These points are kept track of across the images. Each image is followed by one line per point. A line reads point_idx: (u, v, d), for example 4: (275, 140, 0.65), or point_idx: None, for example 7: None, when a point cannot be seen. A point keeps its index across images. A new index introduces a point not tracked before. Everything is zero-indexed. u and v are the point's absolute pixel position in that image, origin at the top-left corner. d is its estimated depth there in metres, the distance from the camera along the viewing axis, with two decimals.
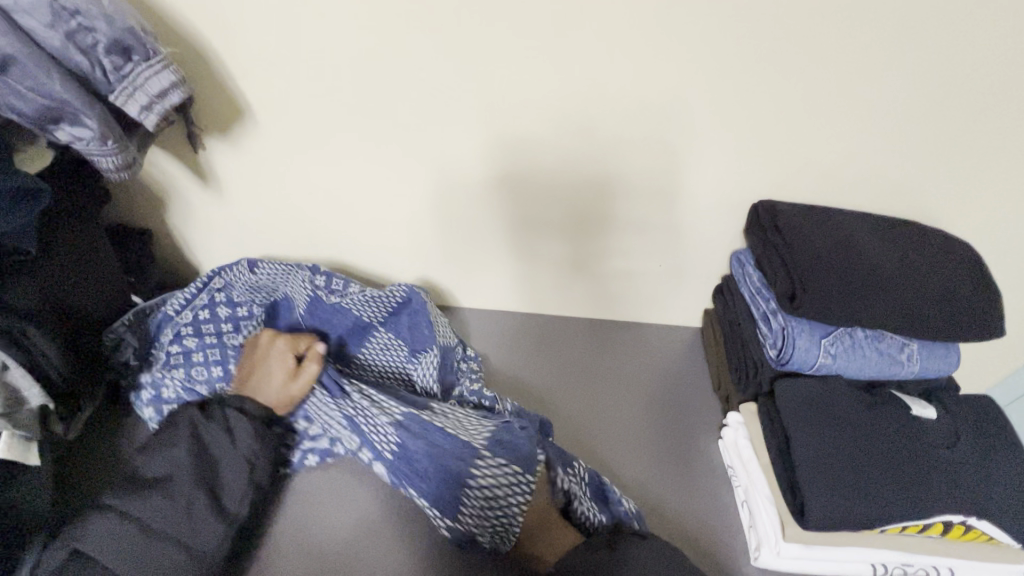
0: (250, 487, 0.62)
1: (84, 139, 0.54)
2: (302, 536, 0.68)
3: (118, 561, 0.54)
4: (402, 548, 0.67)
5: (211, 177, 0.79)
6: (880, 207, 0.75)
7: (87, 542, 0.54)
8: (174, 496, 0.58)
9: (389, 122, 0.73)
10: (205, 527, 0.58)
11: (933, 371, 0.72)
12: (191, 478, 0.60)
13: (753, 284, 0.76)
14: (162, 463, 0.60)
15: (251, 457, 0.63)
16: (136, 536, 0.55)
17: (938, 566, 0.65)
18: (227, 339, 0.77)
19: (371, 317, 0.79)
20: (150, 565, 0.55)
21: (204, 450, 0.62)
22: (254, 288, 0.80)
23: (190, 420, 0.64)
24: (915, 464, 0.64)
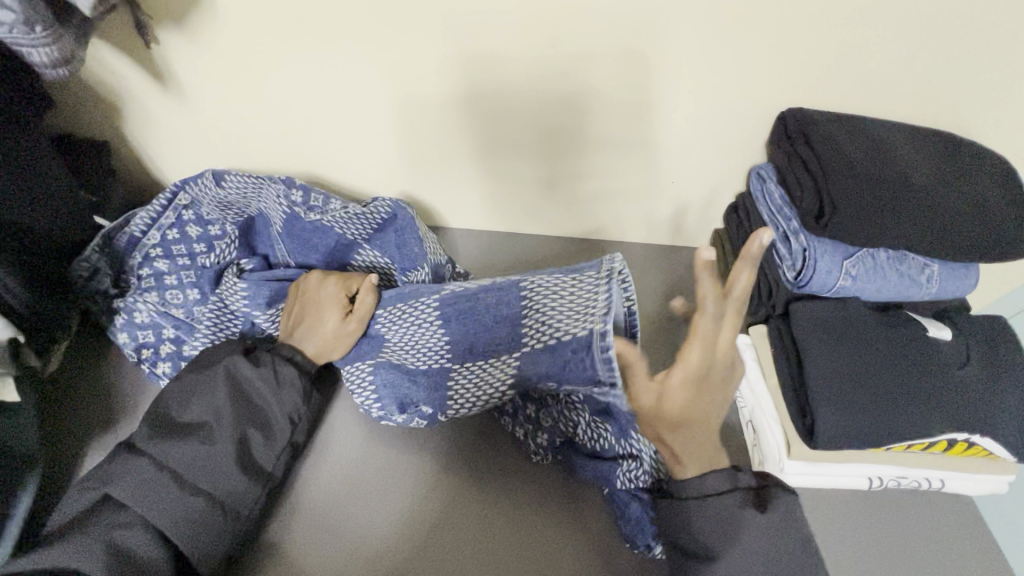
0: (286, 445, 0.59)
1: (5, 25, 0.44)
2: (294, 495, 0.64)
3: (149, 509, 0.51)
4: (400, 494, 0.64)
5: (169, 80, 0.69)
6: (920, 118, 0.69)
7: (116, 487, 0.51)
8: (206, 442, 0.54)
9: (374, 13, 0.63)
10: (234, 481, 0.54)
11: (951, 291, 0.70)
12: (230, 426, 0.55)
13: (774, 202, 0.71)
14: (200, 408, 0.56)
15: (295, 408, 0.60)
16: (169, 483, 0.52)
17: (931, 478, 0.68)
18: (201, 260, 0.71)
19: (355, 235, 0.70)
20: (175, 515, 0.51)
21: (243, 394, 0.57)
22: (224, 205, 0.72)
23: (228, 364, 0.58)
24: (926, 382, 0.64)
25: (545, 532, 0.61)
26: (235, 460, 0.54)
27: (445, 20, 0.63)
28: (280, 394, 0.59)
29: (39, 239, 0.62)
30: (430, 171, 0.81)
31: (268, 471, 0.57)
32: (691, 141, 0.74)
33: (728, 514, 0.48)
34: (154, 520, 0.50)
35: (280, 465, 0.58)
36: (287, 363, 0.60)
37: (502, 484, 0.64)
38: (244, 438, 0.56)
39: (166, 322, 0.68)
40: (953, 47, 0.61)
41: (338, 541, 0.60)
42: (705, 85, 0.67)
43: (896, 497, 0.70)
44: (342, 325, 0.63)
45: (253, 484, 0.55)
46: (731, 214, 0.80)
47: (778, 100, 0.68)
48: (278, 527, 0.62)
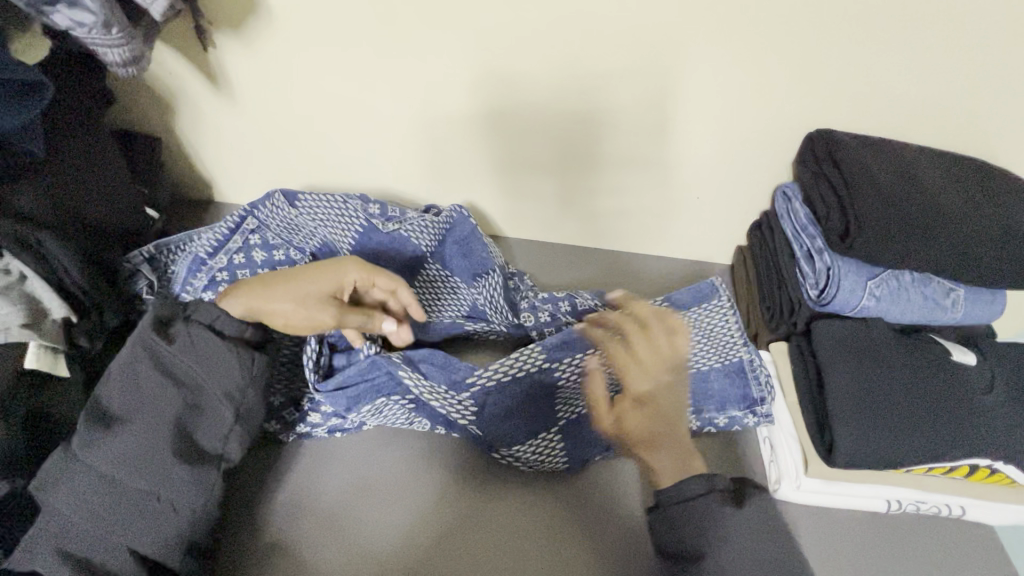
0: (234, 425, 0.57)
1: (87, 26, 0.48)
2: (304, 500, 0.66)
3: (99, 513, 0.51)
4: (407, 504, 0.65)
5: (221, 81, 0.72)
6: (953, 145, 0.68)
7: (53, 495, 0.50)
8: (139, 435, 0.52)
9: (418, 26, 0.65)
10: (179, 479, 0.53)
11: (976, 317, 0.70)
12: (163, 413, 0.53)
13: (798, 221, 0.71)
14: (125, 402, 0.53)
15: (235, 388, 0.56)
16: (110, 483, 0.51)
17: (950, 504, 0.67)
18: None
19: (427, 244, 0.73)
20: (132, 515, 0.51)
21: (170, 375, 0.55)
22: (292, 225, 0.73)
23: (148, 345, 0.54)
24: (948, 406, 0.64)
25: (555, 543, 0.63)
26: (173, 450, 0.53)
27: (486, 34, 0.65)
28: (210, 369, 0.55)
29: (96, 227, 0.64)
30: (459, 178, 0.83)
31: (219, 452, 0.56)
32: (720, 159, 0.74)
33: (704, 516, 0.48)
34: (109, 528, 0.51)
35: (231, 447, 0.57)
36: (208, 332, 0.56)
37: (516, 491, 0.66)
38: (184, 423, 0.54)
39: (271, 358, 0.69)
40: (988, 75, 0.61)
41: (349, 539, 0.63)
42: (737, 106, 0.68)
43: (913, 521, 0.69)
44: (294, 298, 0.60)
45: (201, 472, 0.54)
46: (754, 232, 0.81)
47: (810, 120, 0.69)
48: (291, 526, 0.64)
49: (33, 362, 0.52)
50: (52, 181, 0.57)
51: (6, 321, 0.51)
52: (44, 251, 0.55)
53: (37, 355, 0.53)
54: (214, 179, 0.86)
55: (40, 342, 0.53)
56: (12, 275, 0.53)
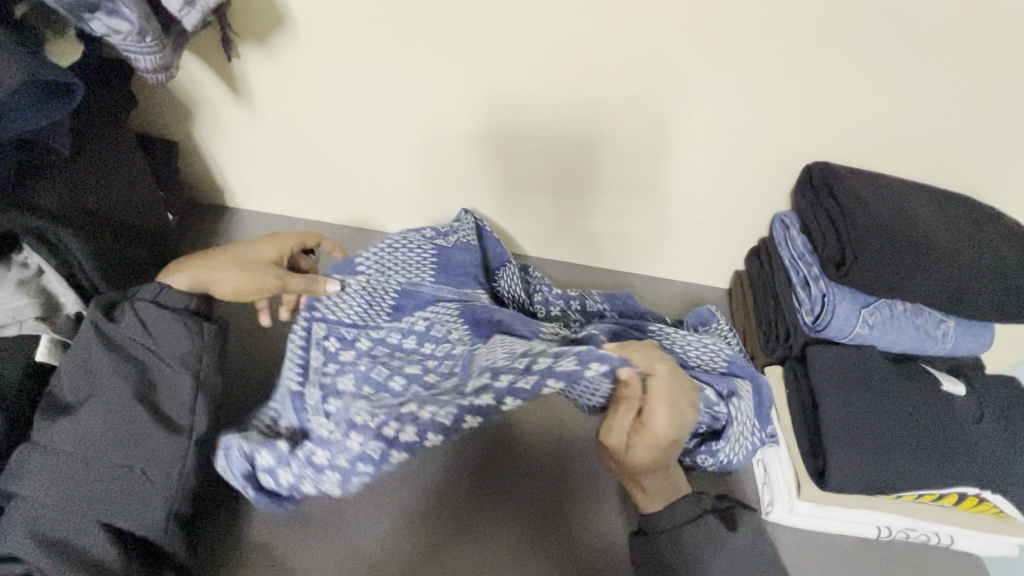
0: (195, 391, 0.57)
1: (122, 33, 0.50)
2: (294, 503, 0.66)
3: (70, 493, 0.50)
4: (396, 510, 0.66)
5: (243, 92, 0.75)
6: (944, 183, 0.71)
7: (17, 484, 0.50)
8: (100, 409, 0.53)
9: (437, 48, 0.68)
10: (149, 442, 0.53)
11: (967, 348, 0.72)
12: (118, 385, 0.54)
13: (796, 248, 0.74)
14: (81, 385, 0.54)
15: (187, 354, 0.57)
16: (76, 462, 0.51)
17: (941, 533, 0.68)
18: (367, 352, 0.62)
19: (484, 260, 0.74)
20: (103, 491, 0.51)
21: (120, 351, 0.55)
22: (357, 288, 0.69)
23: (91, 322, 0.55)
24: (939, 435, 0.65)
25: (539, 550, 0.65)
26: (139, 418, 0.53)
27: (501, 59, 0.68)
28: (161, 341, 0.56)
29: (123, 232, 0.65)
30: (470, 195, 0.84)
31: (188, 421, 0.56)
32: (721, 188, 0.77)
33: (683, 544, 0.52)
34: (85, 508, 0.50)
35: (197, 413, 0.56)
36: (150, 305, 0.57)
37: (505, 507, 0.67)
38: (143, 392, 0.54)
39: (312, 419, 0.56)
40: (979, 119, 0.64)
41: (341, 541, 0.64)
42: (739, 137, 0.71)
43: (903, 548, 0.70)
44: (238, 263, 0.62)
45: (173, 439, 0.54)
46: (752, 257, 0.83)
47: (809, 153, 0.72)
48: (282, 531, 0.64)
49: (43, 355, 0.55)
50: (81, 178, 0.59)
51: (19, 316, 0.52)
52: (63, 247, 0.56)
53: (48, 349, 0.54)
54: (226, 185, 0.88)
55: (52, 337, 0.55)
56: (30, 269, 0.55)
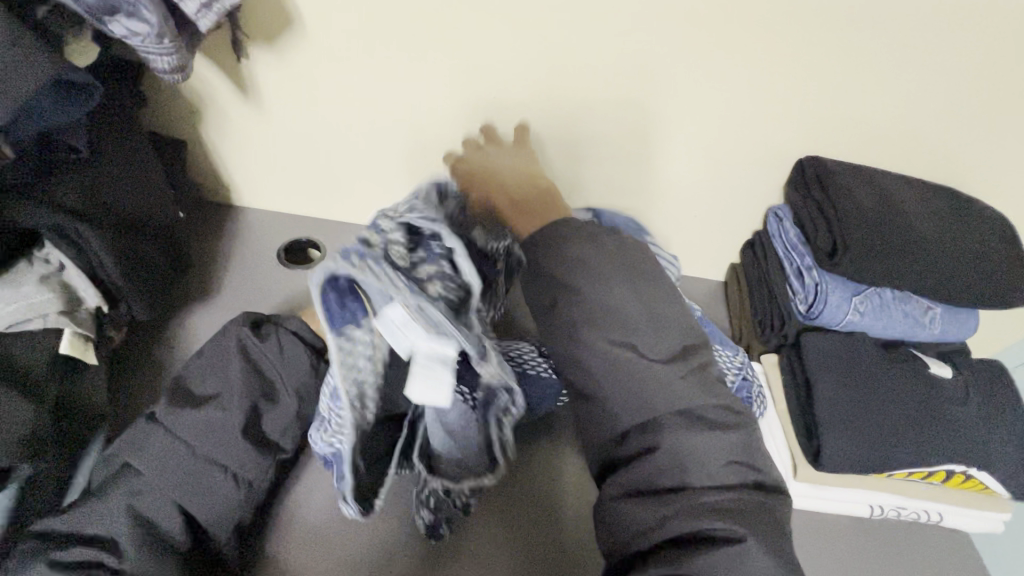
0: (294, 417, 0.63)
1: (142, 35, 0.52)
2: (296, 507, 0.67)
3: (168, 476, 0.57)
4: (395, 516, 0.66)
5: (251, 91, 0.76)
6: (930, 176, 0.74)
7: (134, 455, 0.58)
8: (218, 411, 0.60)
9: (442, 49, 0.70)
10: (242, 453, 0.59)
11: (953, 333, 0.75)
12: (242, 397, 0.60)
13: (789, 239, 0.76)
14: (213, 382, 0.62)
15: (303, 384, 0.63)
16: (183, 454, 0.58)
17: (930, 511, 0.71)
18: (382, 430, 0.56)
19: None
20: (191, 485, 0.57)
21: (253, 363, 0.63)
22: None
23: (240, 337, 0.64)
24: (927, 415, 0.68)
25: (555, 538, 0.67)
26: (244, 430, 0.60)
27: (505, 60, 0.70)
28: (288, 366, 0.63)
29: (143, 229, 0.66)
30: None
31: (275, 441, 0.62)
32: (719, 182, 0.79)
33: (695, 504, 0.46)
34: (173, 493, 0.56)
35: (286, 437, 0.63)
36: (292, 336, 0.65)
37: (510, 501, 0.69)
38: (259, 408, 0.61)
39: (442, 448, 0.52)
40: (966, 114, 0.67)
41: (338, 551, 0.64)
42: (734, 134, 0.73)
43: (894, 526, 0.73)
44: None
45: (262, 458, 0.60)
46: (747, 250, 0.85)
47: (802, 148, 0.74)
48: (294, 550, 0.64)
49: (67, 348, 0.56)
50: (99, 177, 0.60)
51: (43, 309, 0.54)
52: (84, 242, 0.57)
53: (72, 341, 0.57)
54: (233, 182, 0.89)
55: (74, 330, 0.57)
56: (52, 265, 0.57)
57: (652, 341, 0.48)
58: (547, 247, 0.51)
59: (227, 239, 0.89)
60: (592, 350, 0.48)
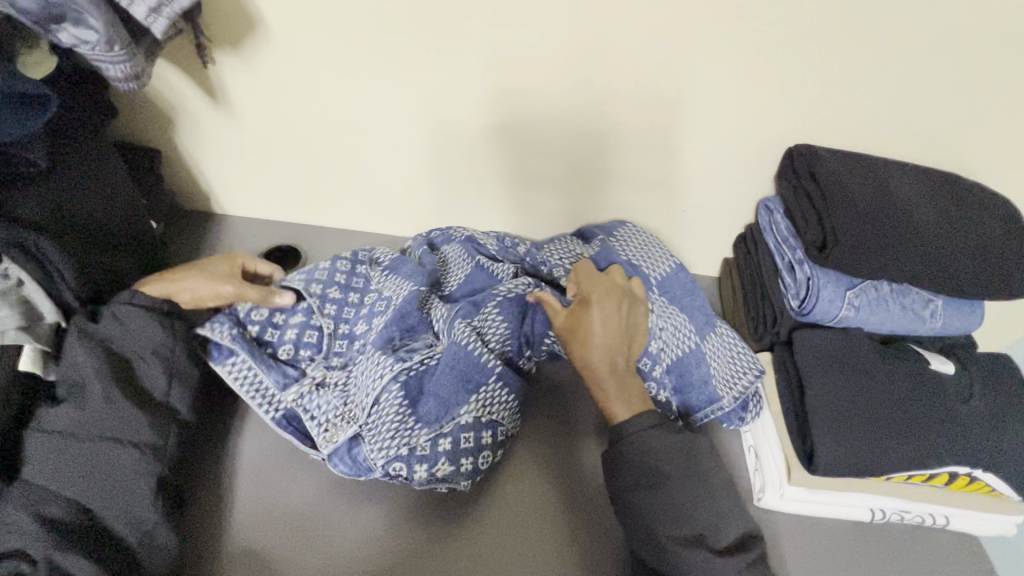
0: (170, 377, 0.62)
1: (89, 43, 0.51)
2: (270, 501, 0.67)
3: (60, 476, 0.53)
4: (373, 511, 0.66)
5: (221, 97, 0.75)
6: (926, 161, 0.71)
7: (29, 465, 0.54)
8: (81, 399, 0.56)
9: (409, 47, 0.68)
10: (131, 416, 0.57)
11: (956, 327, 0.71)
12: (94, 376, 0.57)
13: (780, 232, 0.73)
14: (66, 370, 0.57)
15: (160, 345, 0.62)
16: (70, 446, 0.55)
17: (935, 515, 0.68)
18: (413, 423, 0.61)
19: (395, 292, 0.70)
20: (88, 469, 0.54)
21: (102, 344, 0.59)
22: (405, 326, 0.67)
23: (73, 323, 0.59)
24: (928, 414, 0.65)
25: (526, 537, 0.65)
26: (121, 395, 0.58)
27: (474, 55, 0.67)
28: (135, 333, 0.61)
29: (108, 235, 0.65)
30: (456, 190, 0.84)
31: (166, 404, 0.61)
32: (703, 175, 0.76)
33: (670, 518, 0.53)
34: (73, 485, 0.53)
35: (177, 397, 0.62)
36: (123, 305, 0.62)
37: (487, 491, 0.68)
38: (123, 392, 0.58)
39: (465, 436, 0.62)
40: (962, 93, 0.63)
41: (312, 545, 0.63)
42: (716, 123, 0.70)
43: (897, 530, 0.69)
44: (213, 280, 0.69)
45: (156, 427, 0.59)
46: (739, 244, 0.82)
47: (789, 136, 0.71)
48: (254, 529, 0.64)
49: (27, 364, 0.56)
50: (58, 187, 0.59)
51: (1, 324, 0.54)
52: (43, 255, 0.57)
53: (33, 358, 0.56)
54: (211, 190, 0.88)
55: (35, 346, 0.56)
56: (9, 279, 0.55)
57: (724, 528, 0.53)
58: (634, 434, 0.56)
59: (207, 247, 0.88)
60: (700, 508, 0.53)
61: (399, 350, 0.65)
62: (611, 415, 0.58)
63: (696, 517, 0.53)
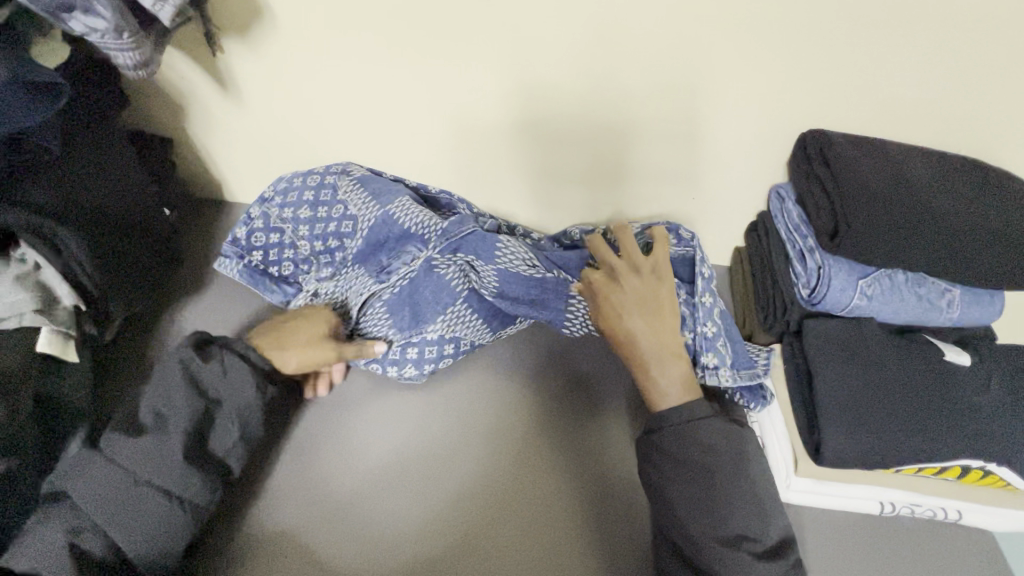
0: (239, 438, 0.61)
1: (99, 31, 0.51)
2: (310, 489, 0.68)
3: (103, 508, 0.53)
4: (408, 504, 0.66)
5: (230, 85, 0.76)
6: (948, 145, 0.68)
7: (74, 486, 0.54)
8: (153, 438, 0.56)
9: (413, 33, 0.67)
10: (181, 473, 0.56)
11: (974, 317, 0.69)
12: (182, 418, 0.57)
13: (792, 220, 0.71)
14: (154, 404, 0.58)
15: (249, 404, 0.61)
16: (125, 480, 0.55)
17: (946, 508, 0.66)
18: (426, 333, 0.69)
19: (368, 212, 0.72)
20: (133, 509, 0.54)
21: (197, 386, 0.59)
22: (374, 194, 0.73)
23: (183, 359, 0.60)
24: (941, 407, 0.63)
25: (555, 529, 0.65)
26: (188, 451, 0.56)
27: (479, 40, 0.67)
28: (231, 387, 0.61)
29: (123, 223, 0.66)
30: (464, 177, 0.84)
31: (221, 460, 0.60)
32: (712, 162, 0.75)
33: (709, 517, 0.54)
34: (108, 519, 0.53)
35: (234, 457, 0.60)
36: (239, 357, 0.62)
37: (522, 485, 0.68)
38: (193, 444, 0.57)
39: (430, 347, 0.70)
40: (988, 75, 0.60)
41: (349, 536, 0.64)
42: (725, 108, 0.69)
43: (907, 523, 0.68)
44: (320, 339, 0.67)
45: (209, 485, 0.58)
46: (751, 233, 0.80)
47: (803, 121, 0.69)
48: (291, 514, 0.66)
49: (44, 345, 0.58)
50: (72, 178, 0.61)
51: (19, 307, 0.55)
52: (60, 241, 0.59)
53: (51, 340, 0.58)
54: (223, 179, 0.90)
55: (52, 328, 0.58)
56: (28, 265, 0.57)
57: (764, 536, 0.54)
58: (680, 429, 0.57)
59: (221, 235, 0.90)
60: (732, 517, 0.54)
61: (387, 267, 0.70)
62: (655, 407, 0.60)
63: (736, 527, 0.54)
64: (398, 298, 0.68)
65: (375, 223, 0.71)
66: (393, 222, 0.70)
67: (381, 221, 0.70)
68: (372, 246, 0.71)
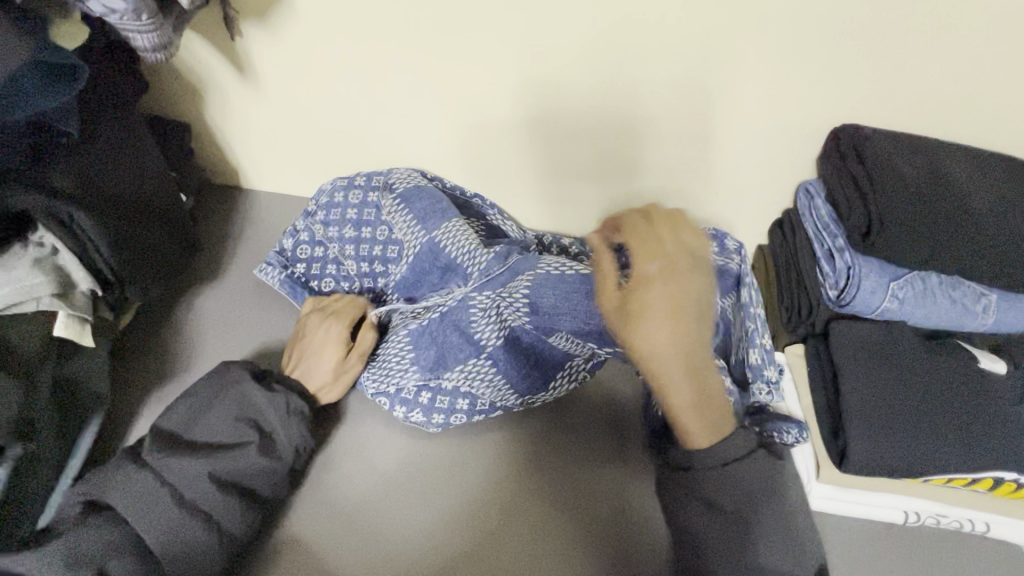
0: (280, 474, 0.60)
1: (118, 11, 0.50)
2: (320, 496, 0.66)
3: (140, 522, 0.53)
4: (420, 515, 0.63)
5: (247, 68, 0.75)
6: (989, 143, 0.65)
7: (114, 497, 0.54)
8: (201, 460, 0.57)
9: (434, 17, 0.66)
10: (222, 500, 0.56)
11: (1009, 324, 0.66)
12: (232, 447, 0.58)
13: (820, 218, 0.69)
14: (207, 429, 0.59)
15: (294, 444, 0.61)
16: (165, 499, 0.55)
17: (974, 521, 0.64)
18: (445, 380, 0.65)
19: (410, 238, 0.70)
20: (167, 528, 0.53)
21: (247, 419, 0.60)
22: (422, 215, 0.71)
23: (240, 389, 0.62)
24: (972, 415, 0.61)
25: (571, 548, 0.61)
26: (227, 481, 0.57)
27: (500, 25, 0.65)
28: (279, 425, 0.61)
29: (141, 204, 0.66)
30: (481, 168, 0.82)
31: (261, 496, 0.59)
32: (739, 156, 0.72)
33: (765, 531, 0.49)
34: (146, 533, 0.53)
35: (271, 490, 0.60)
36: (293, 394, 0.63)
37: (538, 501, 0.64)
38: (238, 475, 0.58)
39: (444, 397, 0.66)
40: None
41: (359, 547, 0.62)
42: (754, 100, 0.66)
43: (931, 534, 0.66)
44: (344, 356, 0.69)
45: (244, 513, 0.57)
46: (775, 230, 0.76)
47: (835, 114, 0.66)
48: (303, 520, 0.64)
49: (61, 329, 0.57)
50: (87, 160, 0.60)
51: (35, 291, 0.55)
52: (75, 224, 0.58)
53: (67, 325, 0.58)
54: (239, 165, 0.89)
55: (70, 313, 0.58)
56: (45, 248, 0.58)
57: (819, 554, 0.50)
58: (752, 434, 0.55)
59: (237, 222, 0.89)
60: (790, 533, 0.50)
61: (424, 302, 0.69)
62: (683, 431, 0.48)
63: (790, 538, 0.50)
64: (425, 332, 0.65)
65: (413, 251, 0.70)
66: (437, 251, 0.67)
67: (424, 252, 0.68)
68: (412, 280, 0.70)
